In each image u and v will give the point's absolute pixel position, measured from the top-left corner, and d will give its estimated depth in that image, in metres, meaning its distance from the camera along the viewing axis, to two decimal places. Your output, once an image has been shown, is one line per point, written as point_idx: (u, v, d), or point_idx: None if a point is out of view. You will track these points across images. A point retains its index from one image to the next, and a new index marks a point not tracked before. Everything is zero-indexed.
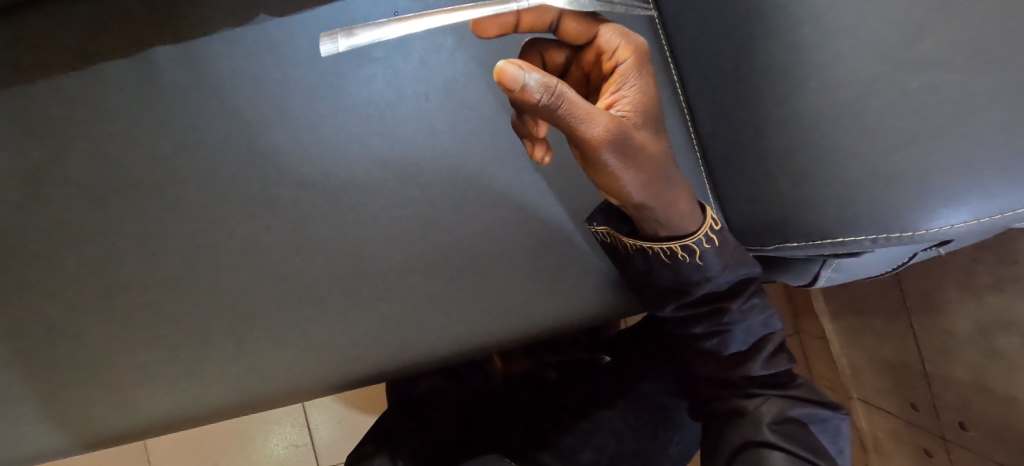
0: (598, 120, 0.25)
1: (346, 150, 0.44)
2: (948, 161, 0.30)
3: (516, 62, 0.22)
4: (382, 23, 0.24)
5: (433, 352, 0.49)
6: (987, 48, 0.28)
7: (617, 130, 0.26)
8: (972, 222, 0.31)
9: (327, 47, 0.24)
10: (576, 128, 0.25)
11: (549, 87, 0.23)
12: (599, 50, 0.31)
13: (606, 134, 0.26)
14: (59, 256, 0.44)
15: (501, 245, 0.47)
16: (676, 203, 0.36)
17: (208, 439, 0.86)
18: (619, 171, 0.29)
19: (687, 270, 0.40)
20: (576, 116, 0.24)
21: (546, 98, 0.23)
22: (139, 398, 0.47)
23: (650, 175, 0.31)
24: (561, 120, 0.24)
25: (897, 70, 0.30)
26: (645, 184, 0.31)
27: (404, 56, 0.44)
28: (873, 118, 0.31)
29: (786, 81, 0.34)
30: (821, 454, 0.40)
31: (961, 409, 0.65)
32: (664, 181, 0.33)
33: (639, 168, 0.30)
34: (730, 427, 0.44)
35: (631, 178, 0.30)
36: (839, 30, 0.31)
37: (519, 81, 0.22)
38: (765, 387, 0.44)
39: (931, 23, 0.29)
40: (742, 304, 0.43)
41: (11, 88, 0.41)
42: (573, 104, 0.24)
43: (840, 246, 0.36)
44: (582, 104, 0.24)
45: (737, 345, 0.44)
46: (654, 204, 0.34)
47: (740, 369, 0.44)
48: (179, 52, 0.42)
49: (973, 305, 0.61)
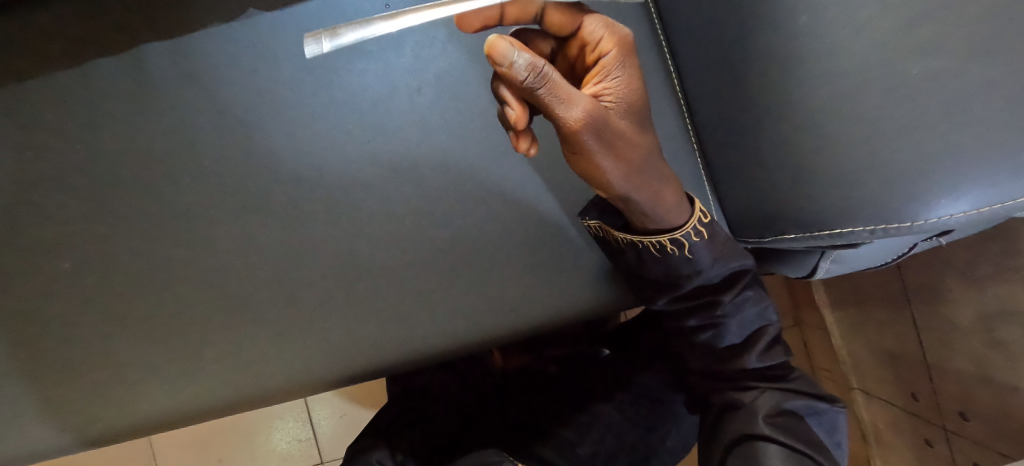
0: (582, 103, 0.25)
1: (338, 145, 0.44)
2: (947, 148, 0.29)
3: (508, 37, 0.22)
4: (367, 21, 0.22)
5: (430, 347, 0.49)
6: (984, 33, 0.27)
7: (600, 116, 0.26)
8: (971, 212, 0.30)
9: (311, 48, 0.22)
10: (559, 112, 0.25)
11: (534, 68, 0.23)
12: (583, 41, 0.30)
13: (589, 120, 0.26)
14: (53, 256, 0.44)
15: (497, 240, 0.47)
16: (663, 195, 0.35)
17: (211, 435, 0.87)
18: (598, 159, 0.29)
19: (677, 264, 0.40)
20: (560, 97, 0.24)
21: (529, 78, 0.23)
22: (137, 396, 0.48)
23: (633, 165, 0.31)
24: (544, 101, 0.24)
25: (891, 58, 0.29)
26: (627, 174, 0.31)
27: (396, 49, 0.44)
28: (871, 106, 0.31)
29: (780, 71, 0.34)
30: (817, 447, 0.40)
31: (963, 400, 0.64)
32: (649, 173, 0.33)
33: (621, 157, 0.30)
34: (725, 419, 0.44)
35: (610, 167, 0.30)
36: (837, 15, 0.31)
37: (507, 58, 0.22)
38: (760, 379, 0.44)
39: (928, 8, 0.28)
40: (736, 297, 0.43)
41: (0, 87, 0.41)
42: (557, 86, 0.24)
43: (837, 237, 0.36)
44: (567, 88, 0.24)
45: (731, 338, 0.44)
46: (639, 197, 0.34)
47: (735, 362, 0.44)
48: (167, 48, 0.41)
49: (975, 295, 0.60)
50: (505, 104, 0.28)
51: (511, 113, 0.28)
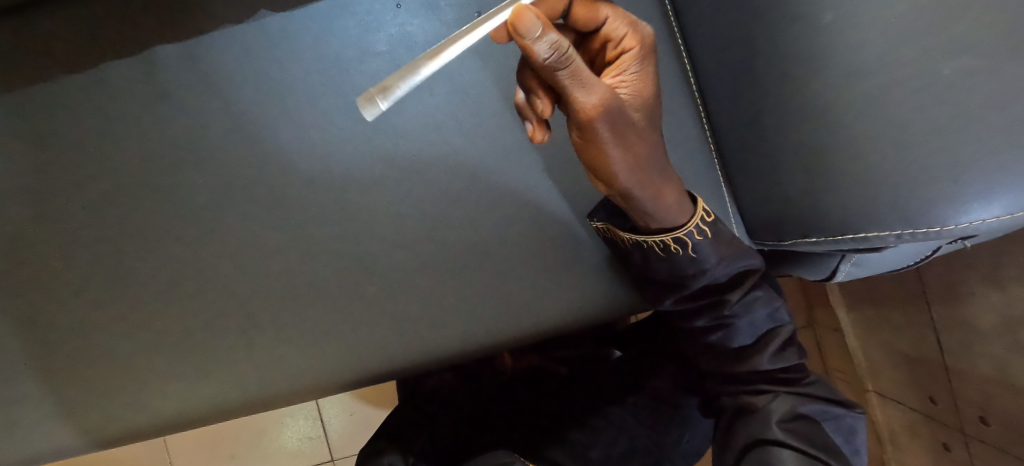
0: (601, 90, 0.25)
1: (349, 147, 0.44)
2: (980, 151, 0.28)
3: (533, 10, 0.21)
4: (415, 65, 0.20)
5: (440, 350, 0.48)
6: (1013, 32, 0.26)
7: (614, 104, 0.26)
8: (1005, 216, 0.29)
9: (369, 112, 0.20)
10: (576, 96, 0.25)
11: (558, 47, 0.22)
12: (605, 37, 0.30)
13: (603, 106, 0.25)
14: (66, 257, 0.45)
15: (508, 242, 0.46)
16: (664, 195, 0.35)
17: (224, 432, 0.88)
18: (607, 147, 0.28)
19: (682, 263, 0.40)
20: (580, 79, 0.24)
21: (552, 57, 0.22)
22: (149, 397, 0.48)
23: (639, 160, 0.30)
24: (563, 84, 0.24)
25: (920, 57, 0.28)
26: (632, 168, 0.30)
27: (407, 49, 0.43)
28: (901, 107, 0.29)
29: (801, 70, 0.33)
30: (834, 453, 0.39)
31: (982, 404, 0.63)
32: (653, 169, 0.32)
33: (629, 149, 0.29)
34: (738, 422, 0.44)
35: (617, 158, 0.29)
36: (865, 12, 0.29)
37: (530, 32, 0.21)
38: (772, 382, 0.44)
39: (957, 7, 0.27)
40: (744, 297, 0.43)
41: (13, 89, 0.41)
42: (578, 69, 0.23)
43: (862, 241, 0.35)
44: (587, 71, 0.24)
45: (742, 339, 0.44)
46: (640, 194, 0.33)
47: (747, 363, 0.43)
48: (178, 51, 0.41)
49: (996, 297, 0.58)
50: (533, 93, 0.30)
51: (540, 102, 0.30)
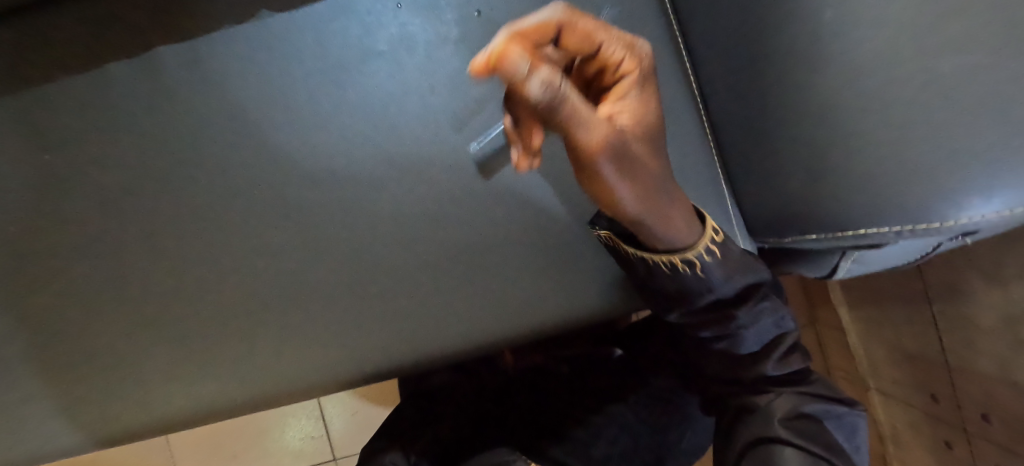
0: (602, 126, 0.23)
1: (350, 147, 0.44)
2: (978, 149, 0.28)
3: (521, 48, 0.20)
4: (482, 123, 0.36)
5: (441, 349, 0.48)
6: (1010, 30, 0.26)
7: (617, 137, 0.25)
8: (1003, 212, 0.29)
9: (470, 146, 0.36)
10: (577, 134, 0.23)
11: (551, 85, 0.20)
12: (603, 62, 0.30)
13: (605, 142, 0.24)
14: (70, 257, 0.45)
15: (509, 241, 0.47)
16: (671, 219, 0.35)
17: (227, 431, 0.88)
18: (610, 180, 0.27)
19: (689, 283, 0.40)
20: (579, 117, 0.22)
21: (545, 97, 0.20)
22: (152, 395, 0.48)
23: (645, 188, 0.30)
24: (561, 122, 0.23)
25: (917, 55, 0.28)
26: (639, 197, 0.30)
27: (408, 49, 0.43)
28: (897, 104, 0.30)
29: (799, 66, 0.33)
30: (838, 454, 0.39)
31: (983, 403, 0.62)
32: (661, 195, 0.32)
33: (635, 180, 0.29)
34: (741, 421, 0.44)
35: (622, 190, 0.29)
36: (864, 10, 0.29)
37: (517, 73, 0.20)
38: (776, 384, 0.44)
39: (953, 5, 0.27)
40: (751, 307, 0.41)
41: (22, 89, 0.42)
42: (577, 109, 0.22)
43: (862, 238, 0.35)
44: (585, 107, 0.23)
45: (748, 346, 0.43)
46: (650, 220, 0.33)
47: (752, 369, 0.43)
48: (179, 51, 0.42)
49: (998, 296, 0.58)
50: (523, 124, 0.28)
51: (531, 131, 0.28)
